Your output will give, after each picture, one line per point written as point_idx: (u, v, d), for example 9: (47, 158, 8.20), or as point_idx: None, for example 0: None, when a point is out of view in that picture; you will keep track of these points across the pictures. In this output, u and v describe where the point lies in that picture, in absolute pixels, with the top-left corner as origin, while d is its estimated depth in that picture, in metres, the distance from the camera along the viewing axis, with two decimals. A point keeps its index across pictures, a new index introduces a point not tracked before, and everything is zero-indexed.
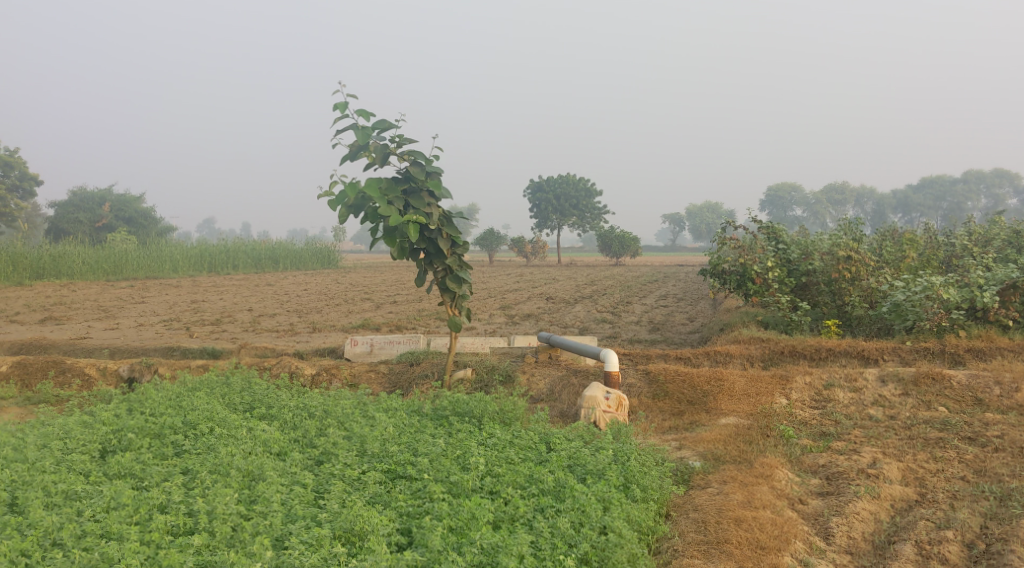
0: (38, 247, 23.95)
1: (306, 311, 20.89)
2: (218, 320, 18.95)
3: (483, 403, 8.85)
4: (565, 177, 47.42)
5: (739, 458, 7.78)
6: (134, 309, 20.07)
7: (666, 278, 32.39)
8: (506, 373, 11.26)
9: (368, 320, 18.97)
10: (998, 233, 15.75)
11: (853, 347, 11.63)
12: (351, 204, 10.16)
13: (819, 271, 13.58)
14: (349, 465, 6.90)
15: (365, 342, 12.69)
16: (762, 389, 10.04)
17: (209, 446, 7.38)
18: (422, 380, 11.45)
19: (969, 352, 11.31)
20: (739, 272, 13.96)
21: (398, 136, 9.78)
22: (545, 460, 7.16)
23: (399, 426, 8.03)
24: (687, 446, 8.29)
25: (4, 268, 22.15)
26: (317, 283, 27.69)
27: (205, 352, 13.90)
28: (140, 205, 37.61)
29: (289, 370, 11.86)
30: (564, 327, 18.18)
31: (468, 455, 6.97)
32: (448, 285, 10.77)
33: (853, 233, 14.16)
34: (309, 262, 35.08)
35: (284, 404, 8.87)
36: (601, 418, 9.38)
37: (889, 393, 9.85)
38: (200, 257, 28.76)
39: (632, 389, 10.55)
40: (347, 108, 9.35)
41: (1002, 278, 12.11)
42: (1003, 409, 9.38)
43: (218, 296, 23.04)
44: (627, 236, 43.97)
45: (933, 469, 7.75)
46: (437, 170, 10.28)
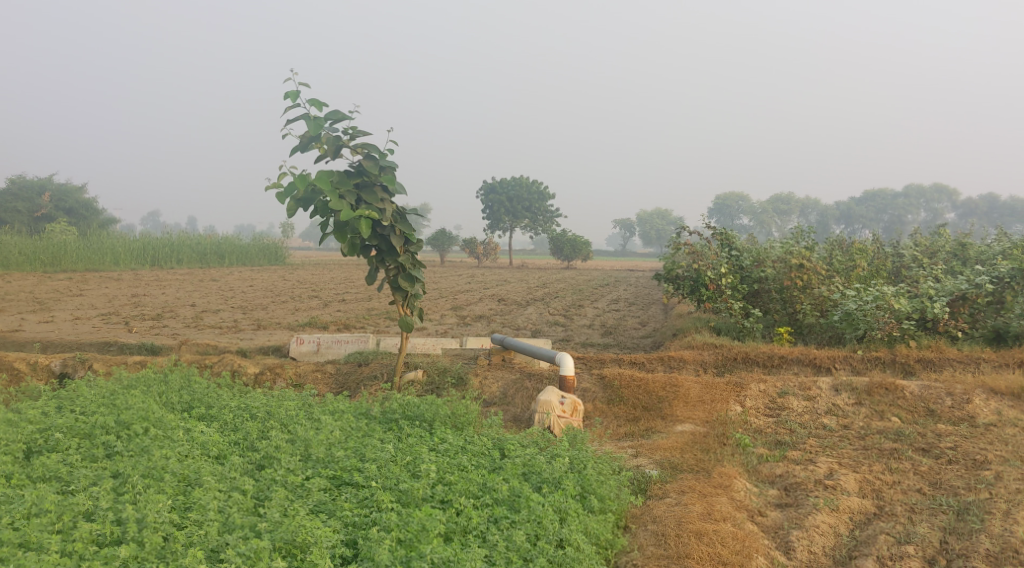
0: None
1: (251, 308, 20.33)
2: (158, 316, 18.31)
3: (434, 406, 8.56)
4: (518, 179, 47.30)
5: (696, 468, 7.60)
6: (71, 302, 19.30)
7: (617, 283, 32.35)
8: (458, 376, 10.97)
9: (316, 319, 18.51)
10: (944, 245, 15.99)
11: (805, 355, 11.56)
12: (301, 198, 9.77)
13: (771, 279, 13.59)
14: (293, 470, 6.55)
15: (312, 340, 12.30)
16: (717, 396, 9.90)
17: (143, 448, 6.95)
18: (371, 381, 11.11)
19: (919, 362, 11.32)
20: (693, 277, 13.85)
21: (351, 128, 9.46)
22: (499, 468, 6.90)
23: (346, 430, 7.69)
24: (643, 453, 8.08)
25: None
26: (263, 280, 27.04)
27: (143, 348, 13.35)
28: (81, 195, 36.39)
29: (231, 368, 11.41)
30: (515, 329, 17.96)
31: (420, 462, 6.67)
32: (400, 284, 10.45)
33: (805, 242, 14.18)
34: (256, 258, 34.31)
35: (224, 405, 8.48)
36: (555, 423, 9.16)
37: (842, 403, 9.79)
38: (142, 250, 27.88)
39: (586, 394, 10.32)
40: (298, 97, 9.02)
41: (952, 290, 12.22)
42: (954, 420, 9.39)
43: (161, 290, 22.31)
44: (579, 240, 43.97)
45: (890, 480, 7.67)
46: (391, 165, 9.99)
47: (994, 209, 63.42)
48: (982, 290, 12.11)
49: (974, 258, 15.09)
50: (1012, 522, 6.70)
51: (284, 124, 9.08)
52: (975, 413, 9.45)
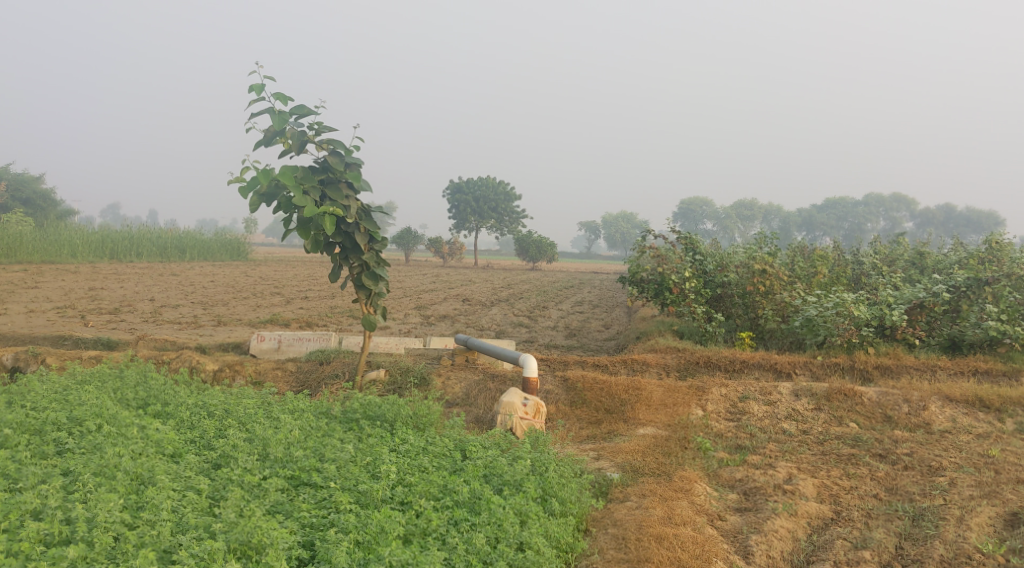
0: None
1: (212, 303, 20.05)
2: (116, 310, 17.98)
3: (395, 406, 8.48)
4: (485, 180, 47.28)
5: (658, 471, 7.60)
6: (24, 294, 18.86)
7: (581, 285, 32.45)
8: (421, 376, 10.89)
9: (277, 316, 18.31)
10: (902, 254, 16.26)
11: (766, 360, 11.65)
12: (264, 193, 9.63)
13: (734, 284, 13.66)
14: (250, 470, 6.44)
15: (273, 337, 12.15)
16: (679, 400, 9.95)
17: (95, 446, 6.79)
18: (332, 380, 10.99)
19: (877, 369, 11.46)
20: (657, 281, 13.86)
21: (317, 124, 9.36)
22: (460, 469, 6.85)
23: (306, 429, 7.58)
24: (605, 456, 8.08)
25: None
26: (225, 275, 26.68)
27: (99, 343, 13.09)
28: (39, 186, 35.64)
29: (189, 364, 11.22)
30: (479, 329, 17.90)
31: (380, 463, 6.61)
32: (364, 282, 10.35)
33: (767, 248, 14.30)
34: (218, 253, 33.88)
35: (181, 402, 8.32)
36: (518, 425, 9.12)
37: (802, 408, 9.88)
38: (101, 243, 27.36)
39: (549, 396, 10.31)
40: (263, 90, 8.91)
41: (909, 298, 12.40)
42: (910, 427, 9.52)
43: (118, 284, 21.90)
44: (544, 242, 44.04)
45: (847, 486, 7.75)
46: (357, 161, 9.92)
47: (951, 219, 64.68)
48: (939, 298, 12.32)
49: (932, 267, 15.35)
50: (965, 528, 6.81)
51: (249, 117, 8.96)
52: (931, 419, 9.60)
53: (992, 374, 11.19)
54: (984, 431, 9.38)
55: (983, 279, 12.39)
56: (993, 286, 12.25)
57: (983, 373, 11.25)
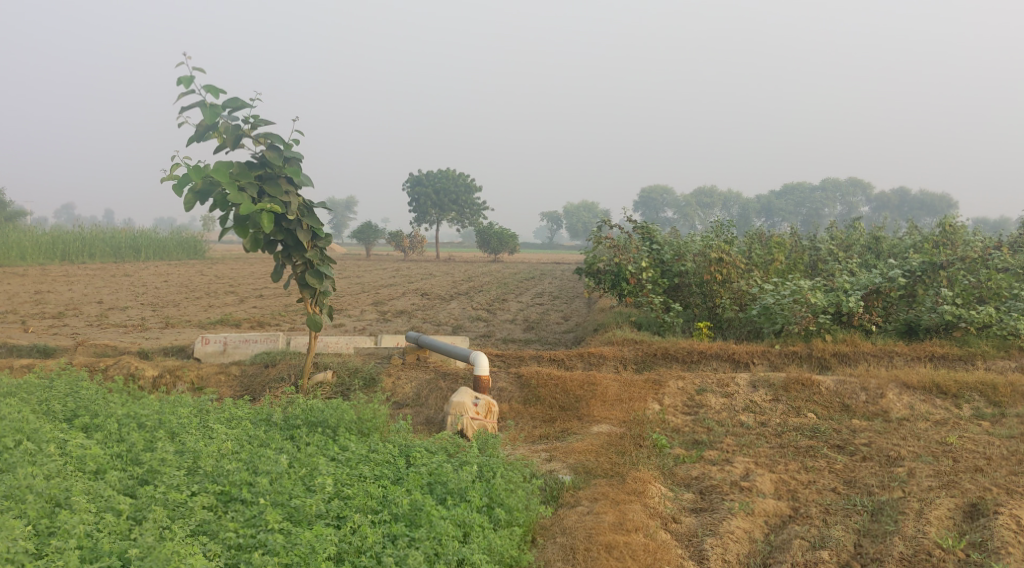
0: None
1: (162, 304, 19.45)
2: (60, 314, 17.32)
3: (339, 411, 8.13)
4: (444, 172, 46.80)
5: (611, 472, 7.34)
6: None
7: (542, 276, 32.17)
8: (369, 377, 10.57)
9: (229, 316, 17.77)
10: (858, 239, 16.22)
11: (724, 350, 11.46)
12: (198, 190, 9.18)
13: (691, 273, 13.46)
14: (176, 486, 6.08)
15: (218, 340, 11.67)
16: (635, 394, 9.69)
17: (11, 464, 6.35)
18: (277, 384, 10.61)
19: (835, 357, 11.32)
20: (614, 271, 13.67)
21: (252, 117, 8.93)
22: (402, 478, 6.54)
23: (242, 439, 7.20)
24: (557, 457, 7.79)
25: None
26: (178, 275, 25.99)
27: (36, 350, 12.51)
28: None
29: (126, 372, 10.73)
30: (437, 324, 17.55)
31: (317, 475, 6.30)
32: (308, 280, 9.95)
33: (725, 236, 14.13)
34: (174, 252, 33.08)
35: (111, 413, 7.87)
36: (468, 426, 8.82)
37: (760, 399, 9.69)
38: (51, 245, 26.52)
39: (502, 394, 10.00)
40: (192, 83, 8.45)
41: (866, 284, 12.26)
42: (868, 415, 9.39)
43: (66, 286, 21.19)
44: (505, 233, 43.70)
45: (805, 480, 7.55)
46: (296, 156, 9.51)
47: (906, 203, 65.55)
48: (895, 283, 12.19)
49: (887, 252, 15.32)
50: (925, 522, 6.63)
51: (179, 111, 8.51)
52: (888, 407, 9.48)
53: (949, 358, 11.10)
54: (941, 418, 9.26)
55: (937, 264, 12.32)
56: (948, 270, 12.20)
57: (940, 358, 11.16)
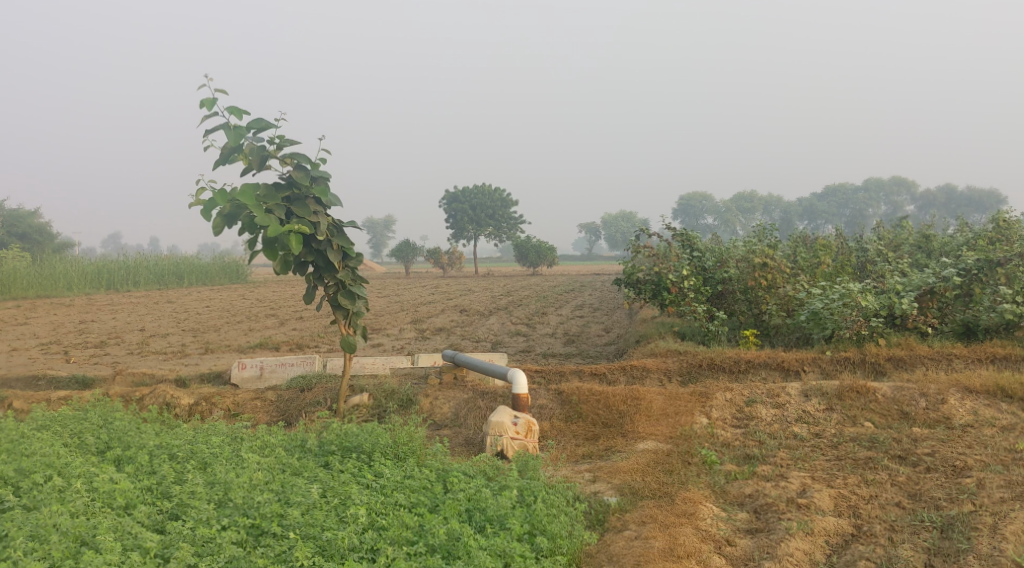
0: None
1: (203, 329, 19.46)
2: (103, 343, 17.38)
3: (374, 436, 7.88)
4: (480, 188, 46.70)
5: (659, 492, 6.99)
6: (12, 331, 18.31)
7: (582, 288, 31.78)
8: (407, 398, 10.34)
9: (268, 339, 17.68)
10: (906, 238, 15.69)
11: (772, 358, 11.01)
12: (225, 213, 9.04)
13: (735, 279, 13.05)
14: (206, 520, 5.87)
15: (254, 364, 11.46)
16: (681, 408, 9.30)
17: (40, 502, 6.17)
18: (313, 408, 10.46)
19: (889, 361, 10.81)
20: (654, 281, 13.24)
21: (278, 137, 8.77)
22: (439, 505, 6.31)
23: (274, 468, 6.97)
24: (602, 478, 7.44)
25: None
26: (219, 299, 26.10)
27: (75, 381, 12.44)
28: (35, 220, 35.10)
29: (162, 401, 10.58)
30: (476, 341, 17.29)
31: (350, 505, 6.07)
32: (340, 301, 9.73)
33: (768, 240, 13.74)
34: (217, 277, 33.32)
35: (143, 444, 7.68)
36: (508, 446, 8.52)
37: (813, 409, 9.24)
38: (97, 274, 26.82)
39: (543, 412, 9.68)
40: (215, 105, 8.31)
41: (919, 284, 11.78)
42: (930, 423, 8.89)
43: (110, 315, 21.34)
44: (544, 246, 43.42)
45: (866, 495, 7.10)
46: (324, 175, 9.33)
47: (952, 200, 64.01)
48: (950, 282, 11.65)
49: (938, 250, 14.72)
50: (1001, 539, 6.17)
51: (202, 135, 8.37)
52: (951, 414, 8.96)
53: (1012, 360, 10.54)
54: (1008, 423, 8.71)
55: (995, 261, 11.61)
56: (1006, 266, 11.55)
57: (1001, 359, 10.60)
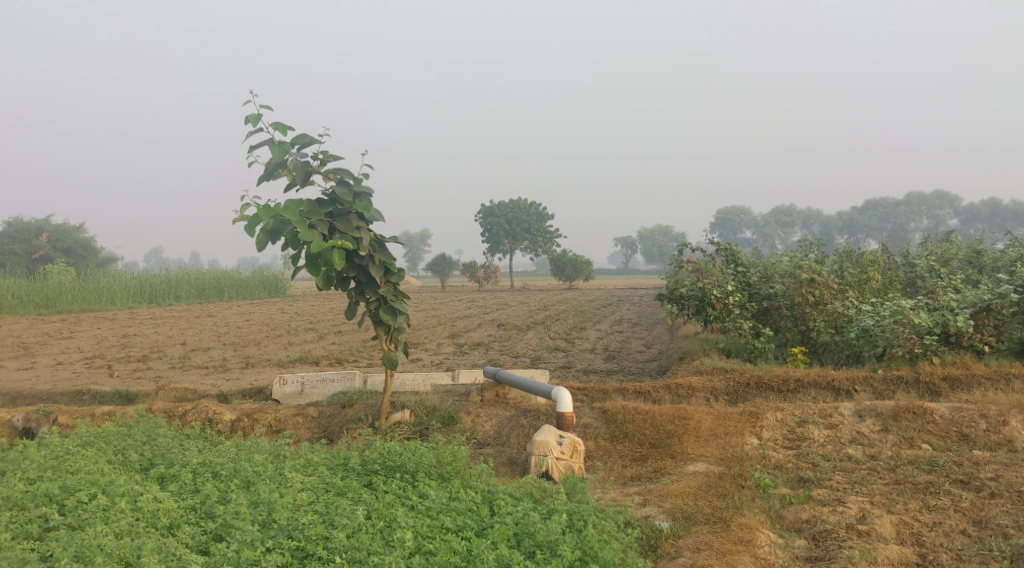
0: None
1: (243, 343, 19.54)
2: (145, 356, 17.50)
3: (417, 456, 7.74)
4: (516, 202, 46.66)
5: (713, 518, 6.81)
6: (57, 345, 18.53)
7: (620, 302, 31.51)
8: (449, 415, 10.22)
9: (308, 354, 17.68)
10: (956, 253, 15.20)
11: (822, 377, 10.70)
12: (268, 229, 8.99)
13: (781, 295, 12.74)
14: (250, 542, 5.77)
15: (295, 380, 11.37)
16: (731, 428, 9.06)
17: (85, 521, 6.12)
18: (355, 425, 10.35)
19: (945, 381, 10.45)
20: (698, 296, 12.93)
21: (322, 153, 8.71)
22: (486, 529, 6.16)
23: (318, 488, 6.85)
24: (652, 501, 7.25)
25: None
26: (259, 313, 26.27)
27: (118, 396, 12.48)
28: (79, 235, 35.63)
29: (204, 416, 10.54)
30: (515, 356, 17.12)
31: (396, 528, 5.95)
32: (381, 317, 9.63)
33: (814, 254, 13.46)
34: (257, 290, 33.55)
35: (186, 462, 7.61)
36: (554, 467, 8.34)
37: (867, 430, 8.95)
38: (139, 288, 27.11)
39: (587, 431, 9.47)
40: (260, 120, 8.28)
41: (974, 301, 11.40)
42: (991, 445, 8.55)
43: (152, 329, 21.52)
44: (580, 260, 43.21)
45: (929, 521, 6.81)
46: (366, 191, 9.25)
47: (997, 213, 62.69)
48: (1007, 299, 11.17)
49: (991, 266, 14.27)
50: None
51: (247, 150, 8.34)
52: (1013, 436, 8.61)
53: None
54: None
55: None
56: None
57: None
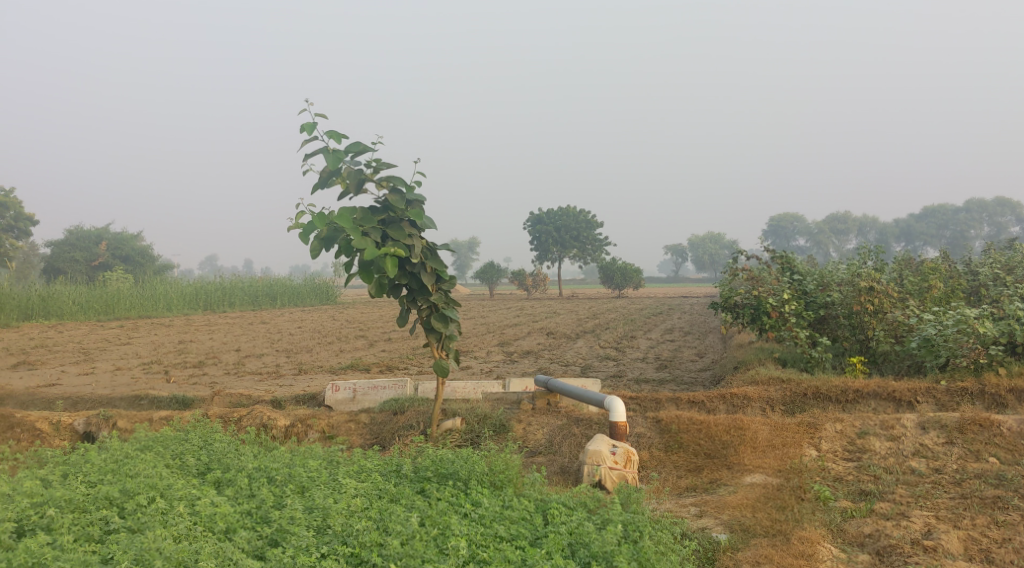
0: (27, 287, 23.08)
1: (296, 350, 19.75)
2: (200, 363, 17.80)
3: (469, 463, 7.71)
4: (565, 210, 46.57)
5: (773, 531, 6.69)
6: (116, 351, 18.94)
7: (671, 311, 31.18)
8: (500, 423, 10.18)
9: (359, 361, 17.80)
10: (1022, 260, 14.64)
11: (882, 388, 10.42)
12: (322, 236, 9.06)
13: (839, 304, 12.44)
14: (305, 548, 5.80)
15: (348, 387, 11.42)
16: (788, 440, 8.86)
17: (144, 525, 6.21)
18: (406, 432, 10.37)
19: (1012, 393, 10.09)
20: (753, 305, 12.69)
21: (375, 161, 8.75)
22: (540, 538, 6.11)
23: (372, 494, 6.85)
24: (709, 513, 7.12)
25: None
26: (311, 320, 26.57)
27: (175, 401, 12.68)
28: (137, 244, 36.45)
29: (259, 422, 10.66)
30: (565, 365, 17.03)
31: (450, 536, 5.94)
32: (433, 325, 9.63)
33: (872, 262, 13.17)
34: (309, 298, 33.96)
35: (242, 467, 7.68)
36: (607, 477, 8.24)
37: (931, 442, 8.60)
38: (195, 295, 27.61)
39: (640, 440, 9.36)
40: (315, 128, 8.35)
41: None
42: None
43: (207, 335, 21.88)
44: (630, 268, 42.92)
45: (998, 538, 6.58)
46: (419, 198, 9.29)
47: None
48: None
49: None
50: None
51: (302, 158, 8.42)
52: None
53: None
54: None
55: None
56: None
57: None
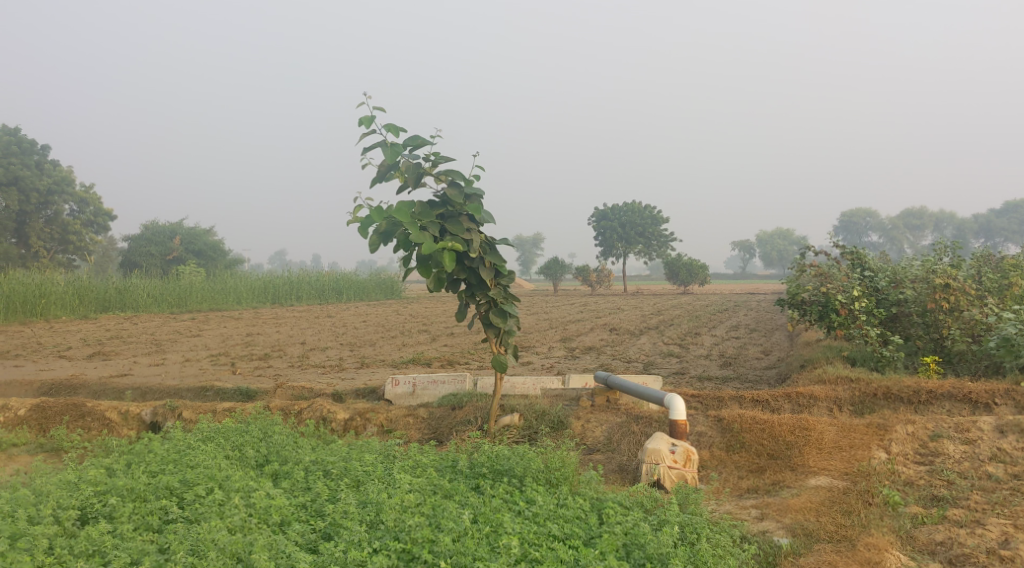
0: (104, 280, 23.77)
1: (359, 343, 19.92)
2: (266, 355, 18.10)
3: (525, 460, 7.62)
4: (630, 205, 46.12)
5: (838, 537, 6.45)
6: (186, 342, 19.39)
7: (738, 308, 30.60)
8: (558, 420, 10.06)
9: (420, 355, 17.87)
10: None
11: (958, 389, 9.98)
12: (381, 230, 9.08)
13: (912, 301, 11.98)
14: (357, 542, 5.80)
15: (407, 381, 11.41)
16: (857, 441, 8.55)
17: (201, 515, 6.28)
18: (464, 427, 10.33)
19: None
20: (821, 301, 12.30)
21: (433, 154, 8.72)
22: (595, 538, 5.98)
23: (426, 490, 6.80)
24: (771, 516, 6.90)
25: (73, 302, 21.90)
26: (376, 314, 26.84)
27: (240, 393, 12.89)
28: (209, 238, 37.26)
29: (319, 414, 10.76)
30: (627, 361, 16.81)
31: (503, 534, 5.85)
32: (491, 319, 9.55)
33: (948, 259, 12.63)
34: (374, 292, 34.30)
35: (299, 459, 7.73)
36: (665, 476, 8.07)
37: (1010, 447, 8.16)
38: (263, 288, 28.11)
39: (702, 439, 9.13)
40: (373, 122, 8.36)
41: None
42: None
43: (274, 328, 22.25)
44: (696, 264, 42.29)
45: None
46: (477, 192, 9.21)
47: None
48: None
49: None
50: None
51: (361, 152, 8.44)
52: None
53: None
54: None
55: None
56: None
57: None
